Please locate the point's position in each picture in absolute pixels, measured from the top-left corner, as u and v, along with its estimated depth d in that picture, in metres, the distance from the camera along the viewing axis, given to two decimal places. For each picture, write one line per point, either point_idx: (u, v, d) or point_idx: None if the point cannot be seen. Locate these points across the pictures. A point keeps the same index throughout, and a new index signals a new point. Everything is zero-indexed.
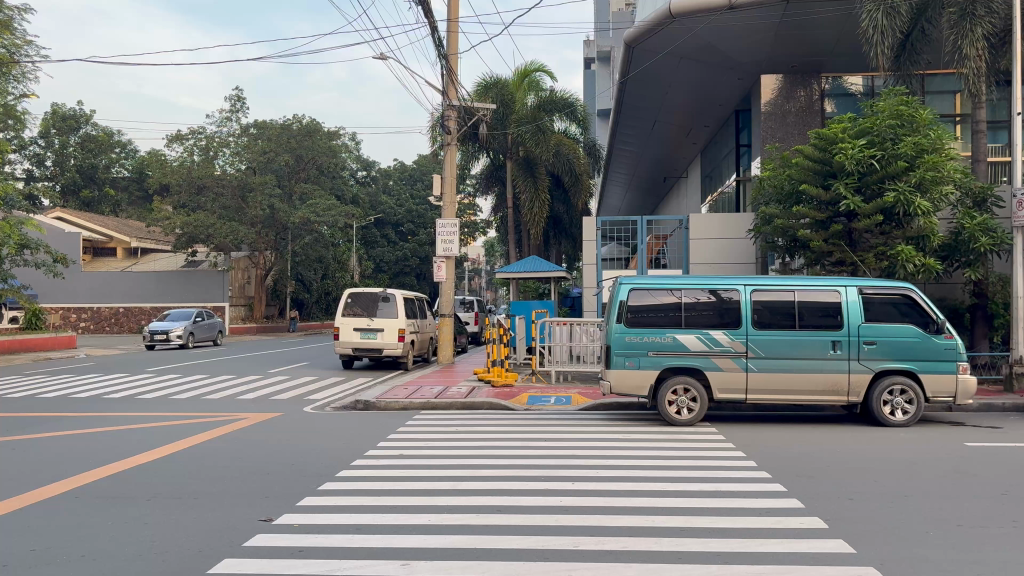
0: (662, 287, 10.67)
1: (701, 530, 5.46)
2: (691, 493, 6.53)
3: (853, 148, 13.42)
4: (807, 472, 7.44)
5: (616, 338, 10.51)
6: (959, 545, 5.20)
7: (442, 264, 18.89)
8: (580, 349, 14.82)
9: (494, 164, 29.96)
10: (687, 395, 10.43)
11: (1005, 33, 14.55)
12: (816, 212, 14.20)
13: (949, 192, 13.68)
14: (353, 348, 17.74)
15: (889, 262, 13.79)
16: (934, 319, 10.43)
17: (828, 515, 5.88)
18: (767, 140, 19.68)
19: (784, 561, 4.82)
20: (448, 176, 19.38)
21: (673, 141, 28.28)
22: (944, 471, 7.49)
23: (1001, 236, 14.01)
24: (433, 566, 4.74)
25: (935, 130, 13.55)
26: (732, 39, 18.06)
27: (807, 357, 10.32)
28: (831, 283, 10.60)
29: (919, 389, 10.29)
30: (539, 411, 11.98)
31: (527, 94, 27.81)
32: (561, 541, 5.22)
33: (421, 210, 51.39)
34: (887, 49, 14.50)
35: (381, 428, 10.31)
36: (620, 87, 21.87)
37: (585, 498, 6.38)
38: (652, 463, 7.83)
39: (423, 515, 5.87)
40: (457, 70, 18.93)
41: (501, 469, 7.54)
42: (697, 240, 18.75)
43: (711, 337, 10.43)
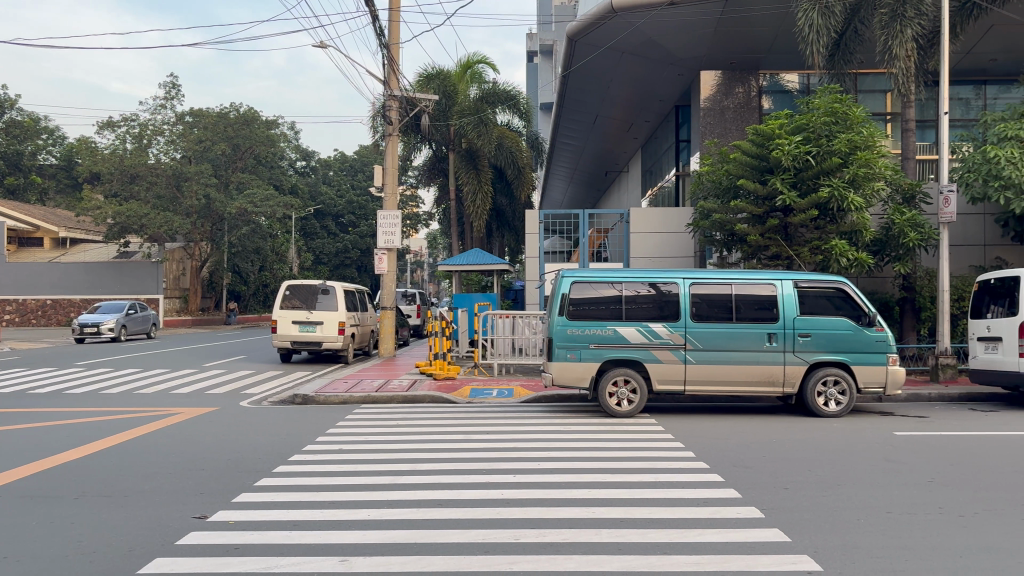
0: (602, 280, 10.73)
1: (641, 522, 5.52)
2: (630, 484, 6.59)
3: (789, 144, 13.67)
4: (743, 462, 7.58)
5: (558, 331, 10.56)
6: (889, 532, 5.36)
7: (383, 256, 18.65)
8: (523, 342, 14.91)
9: (437, 155, 29.81)
10: (627, 387, 10.53)
11: (933, 34, 15.00)
12: (754, 206, 14.39)
13: (880, 188, 14.12)
14: (292, 341, 17.52)
15: (823, 256, 14.17)
16: (866, 311, 10.71)
17: (764, 504, 6.01)
18: (706, 135, 19.98)
19: (721, 551, 4.89)
20: (390, 167, 19.18)
21: (614, 135, 28.52)
22: (875, 460, 7.71)
23: (928, 232, 14.50)
24: (372, 562, 4.69)
25: (868, 129, 13.89)
26: (673, 35, 18.25)
27: (744, 349, 10.51)
28: (767, 277, 10.81)
29: (851, 380, 10.57)
30: (481, 404, 11.98)
31: (470, 85, 27.69)
32: (502, 534, 5.22)
33: (362, 202, 50.69)
34: (822, 48, 14.80)
35: (321, 422, 10.17)
36: (564, 80, 21.97)
37: (526, 490, 6.38)
38: (593, 454, 7.89)
39: (364, 510, 5.82)
40: (398, 59, 18.73)
41: (443, 462, 7.51)
42: (638, 234, 18.93)
43: (650, 329, 10.53)
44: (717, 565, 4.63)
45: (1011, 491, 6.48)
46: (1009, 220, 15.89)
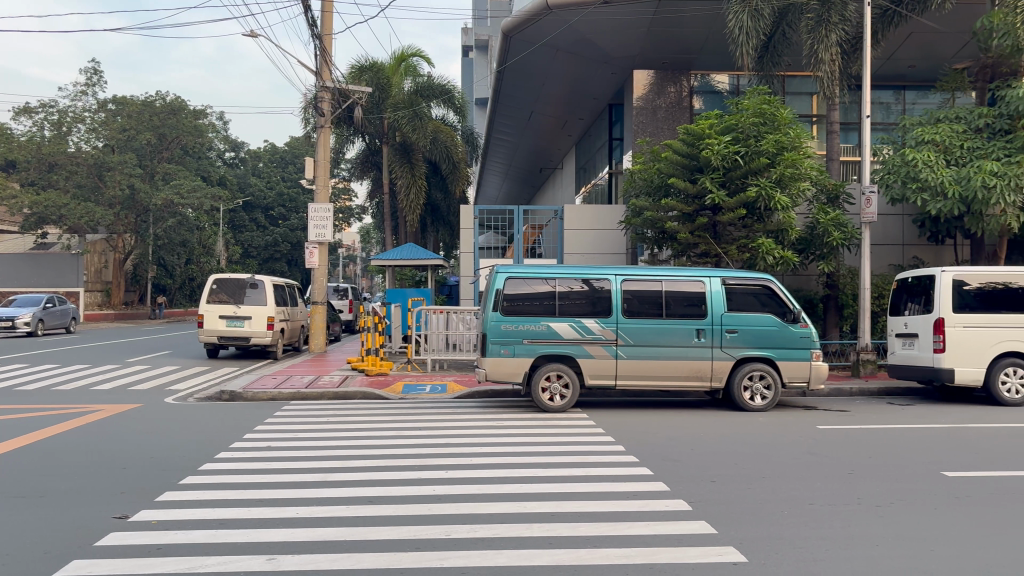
0: (536, 276, 10.77)
1: (572, 515, 5.56)
2: (561, 478, 6.64)
3: (719, 144, 13.91)
4: (672, 456, 7.70)
5: (491, 326, 10.54)
6: (811, 523, 5.50)
7: (314, 250, 18.33)
8: (457, 338, 14.88)
9: (370, 148, 29.50)
10: (560, 382, 10.56)
11: (856, 40, 15.47)
12: (684, 204, 14.61)
13: (805, 188, 14.51)
14: (219, 336, 17.11)
15: (750, 254, 14.52)
16: (791, 309, 11.00)
17: (692, 497, 6.11)
18: (639, 134, 20.21)
19: (650, 544, 4.96)
20: (322, 160, 18.91)
21: (548, 132, 28.65)
22: (798, 453, 7.91)
23: (851, 232, 14.94)
24: (300, 561, 4.62)
25: (794, 130, 14.26)
26: (607, 34, 18.43)
27: (673, 344, 10.68)
28: (696, 274, 11.00)
29: (776, 374, 10.83)
30: (413, 400, 11.91)
31: (404, 78, 27.36)
32: (433, 530, 5.19)
33: (293, 194, 49.79)
34: (751, 50, 15.10)
35: (249, 419, 9.96)
36: (498, 75, 21.98)
37: (458, 486, 6.36)
38: (525, 449, 7.92)
39: (292, 509, 5.71)
40: (331, 50, 18.46)
41: (376, 459, 7.43)
42: (572, 231, 19.06)
43: (583, 325, 10.62)
44: (645, 558, 4.69)
45: (925, 482, 6.73)
46: (926, 221, 16.48)
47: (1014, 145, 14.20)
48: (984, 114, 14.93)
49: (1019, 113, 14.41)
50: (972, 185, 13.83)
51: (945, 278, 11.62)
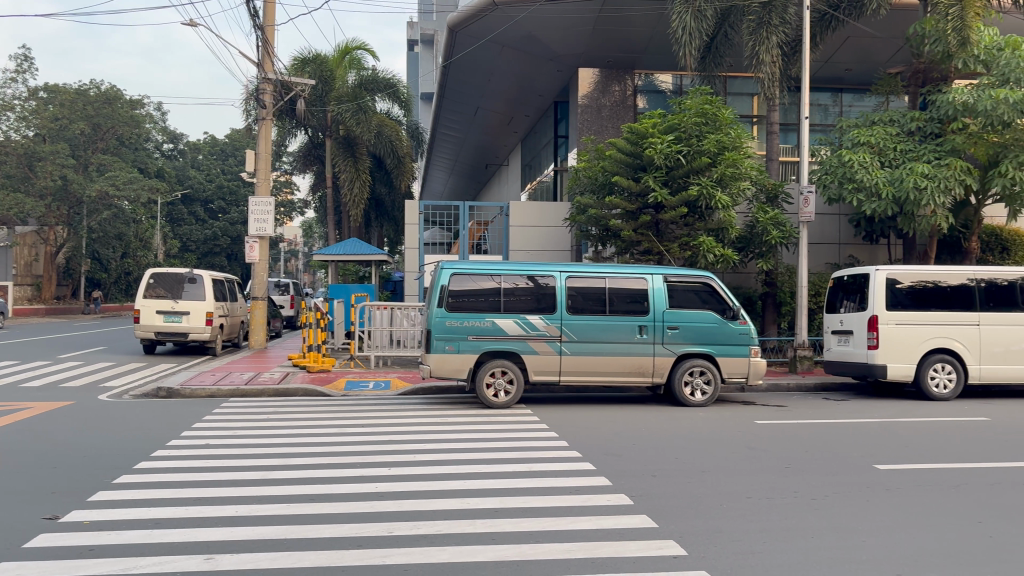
0: (481, 272, 10.72)
1: (515, 511, 5.57)
2: (505, 474, 6.65)
3: (661, 143, 14.08)
4: (614, 451, 7.78)
5: (436, 323, 10.46)
6: (749, 516, 5.61)
7: (254, 245, 18.00)
8: (401, 334, 14.78)
9: (313, 142, 29.11)
10: (504, 377, 10.62)
11: (796, 42, 15.79)
12: (627, 202, 14.74)
13: (745, 188, 14.78)
14: (156, 332, 16.73)
15: (691, 252, 14.75)
16: (731, 305, 11.20)
17: (634, 492, 6.18)
18: (584, 132, 20.33)
19: (592, 538, 5.00)
20: (263, 153, 18.60)
21: (493, 128, 28.63)
22: (738, 448, 8.05)
23: (789, 231, 15.26)
24: (238, 560, 4.54)
25: (735, 129, 14.48)
26: (552, 31, 18.50)
27: (617, 341, 10.78)
28: (639, 271, 11.11)
29: (716, 370, 11.04)
30: (356, 397, 11.81)
31: (348, 72, 26.95)
32: (375, 527, 5.15)
33: (233, 186, 48.84)
34: (694, 50, 15.28)
35: (186, 417, 9.73)
36: (444, 70, 21.88)
37: (401, 483, 6.32)
38: (469, 446, 7.91)
39: (230, 507, 5.60)
40: (273, 42, 18.16)
41: (318, 457, 7.34)
42: (517, 227, 19.07)
43: (528, 321, 10.63)
44: (587, 553, 4.72)
45: (858, 475, 6.92)
46: (860, 221, 16.93)
47: (943, 148, 14.67)
48: (916, 118, 15.38)
49: (948, 117, 14.89)
50: (904, 186, 14.24)
51: (878, 276, 11.93)
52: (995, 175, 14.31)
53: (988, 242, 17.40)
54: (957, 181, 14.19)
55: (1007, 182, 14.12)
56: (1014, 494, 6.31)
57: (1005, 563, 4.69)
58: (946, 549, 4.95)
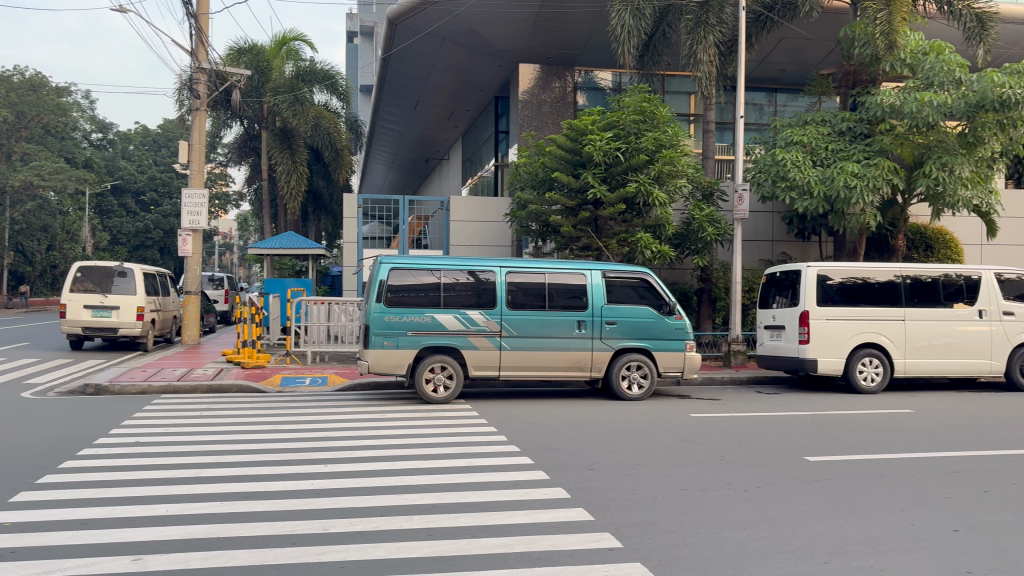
0: (420, 267, 10.63)
1: (453, 506, 5.57)
2: (443, 470, 6.65)
3: (600, 140, 14.21)
4: (551, 445, 7.83)
5: (375, 318, 10.34)
6: (683, 507, 5.71)
7: (188, 238, 17.59)
8: (338, 330, 14.64)
9: (248, 133, 28.62)
10: (444, 373, 10.58)
11: (732, 42, 16.06)
12: (567, 198, 14.85)
13: (682, 185, 15.03)
14: (83, 328, 16.23)
15: (629, 248, 14.92)
16: (667, 301, 11.38)
17: (571, 485, 6.24)
18: (524, 128, 20.39)
19: (529, 532, 5.03)
20: (197, 144, 18.19)
21: (433, 122, 28.51)
22: (673, 441, 8.17)
23: (724, 228, 15.55)
24: (168, 560, 4.44)
25: (672, 128, 14.67)
26: (493, 25, 18.50)
27: (555, 336, 10.86)
28: (578, 266, 11.20)
29: (652, 364, 11.21)
30: (292, 393, 11.65)
31: (285, 62, 26.38)
32: (311, 525, 5.10)
33: (166, 178, 47.65)
34: (632, 48, 15.43)
35: (116, 414, 9.47)
36: (383, 63, 21.68)
37: (338, 480, 6.25)
38: (407, 441, 7.88)
39: (161, 506, 5.48)
40: (207, 30, 17.76)
41: (252, 454, 7.21)
42: (458, 222, 19.02)
43: (467, 316, 10.62)
44: (524, 546, 4.75)
45: (789, 466, 7.10)
46: (792, 218, 17.35)
47: (872, 148, 15.12)
48: (846, 118, 15.81)
49: (877, 118, 15.33)
50: (835, 185, 14.62)
51: (810, 273, 12.24)
52: (920, 176, 14.81)
53: (914, 240, 18.00)
54: (884, 180, 14.65)
55: (931, 182, 14.61)
56: (935, 483, 6.55)
57: (924, 551, 4.87)
58: (869, 537, 5.12)
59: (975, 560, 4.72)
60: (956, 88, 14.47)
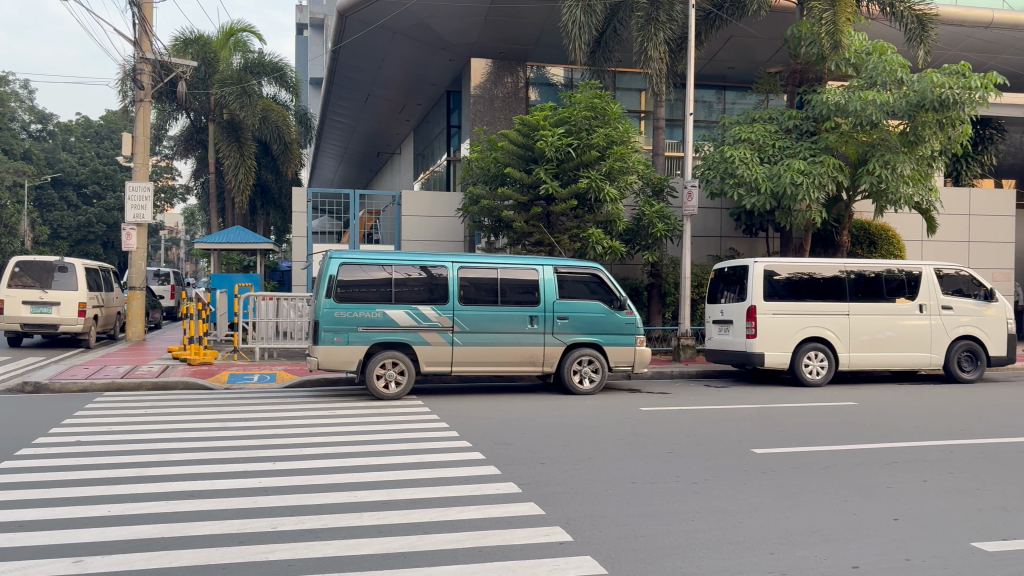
0: (371, 262, 10.53)
1: (403, 503, 5.54)
2: (394, 466, 6.61)
3: (552, 136, 14.21)
4: (503, 440, 7.84)
5: (324, 313, 10.21)
6: (632, 500, 5.77)
7: (132, 232, 17.20)
8: (287, 326, 14.43)
9: (195, 126, 28.06)
10: (395, 369, 10.50)
11: (681, 40, 16.22)
12: (519, 193, 14.85)
13: (632, 181, 15.17)
14: (22, 324, 15.76)
15: (581, 243, 15.02)
16: (618, 296, 11.48)
17: (522, 480, 6.26)
18: (476, 122, 20.37)
19: (479, 527, 5.03)
20: (141, 136, 17.79)
21: (384, 116, 28.30)
22: (623, 434, 8.25)
23: (673, 224, 15.73)
24: (110, 561, 4.34)
25: (622, 124, 14.81)
26: (445, 19, 18.44)
27: (507, 331, 10.88)
28: (529, 262, 11.22)
29: (603, 359, 11.32)
30: (240, 390, 11.47)
31: (233, 54, 26.11)
32: (258, 523, 5.03)
33: (109, 170, 46.44)
34: (583, 44, 15.50)
35: (57, 412, 9.22)
36: (333, 55, 21.43)
37: (287, 477, 6.17)
38: (358, 437, 7.82)
39: (103, 507, 5.35)
40: (151, 20, 17.39)
41: (198, 452, 7.07)
42: (410, 217, 18.91)
43: (419, 312, 10.56)
44: (475, 542, 4.75)
45: (737, 458, 7.21)
46: (740, 215, 17.63)
47: (818, 146, 15.40)
48: (793, 116, 16.09)
49: (822, 116, 15.63)
50: (781, 181, 14.85)
51: (757, 268, 12.42)
52: (864, 173, 15.12)
53: (858, 236, 18.40)
54: (829, 177, 14.96)
55: (875, 179, 14.95)
56: (876, 473, 6.71)
57: (866, 540, 4.99)
58: (814, 527, 5.23)
59: (913, 547, 4.86)
60: (898, 87, 14.83)
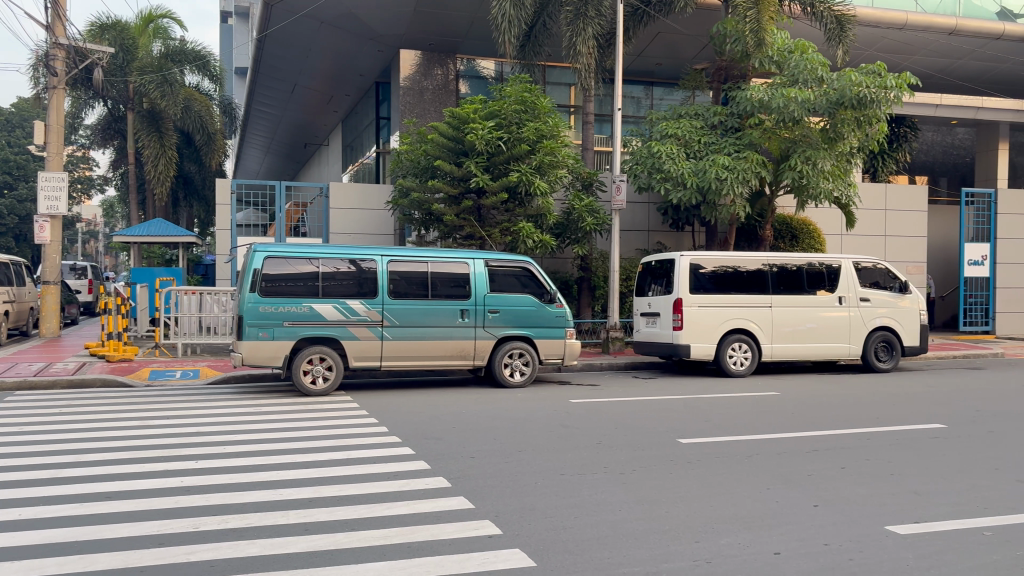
0: (298, 255, 10.32)
1: (330, 500, 5.46)
2: (322, 463, 6.52)
3: (482, 129, 14.21)
4: (433, 434, 7.81)
5: (249, 308, 9.98)
6: (561, 492, 5.81)
7: (45, 224, 16.51)
8: (211, 321, 14.11)
9: (112, 115, 27.11)
10: (323, 364, 10.36)
11: (610, 35, 16.40)
12: (450, 186, 14.82)
13: (562, 175, 15.26)
14: None
15: (512, 237, 15.06)
16: (548, 290, 11.57)
17: (452, 474, 6.25)
18: (406, 115, 20.22)
19: (408, 523, 4.99)
20: (54, 125, 17.10)
21: (312, 106, 27.81)
22: (553, 426, 8.30)
23: (602, 218, 15.88)
24: (21, 568, 4.17)
25: (553, 118, 14.87)
26: (373, 9, 18.22)
27: (437, 325, 10.83)
28: (460, 255, 11.20)
29: (534, 352, 11.38)
30: (161, 387, 11.17)
31: (152, 41, 25.52)
32: (179, 524, 4.90)
33: (21, 160, 44.41)
34: (513, 38, 15.50)
35: None
36: (258, 43, 20.94)
37: (211, 476, 6.02)
38: (284, 435, 7.69)
39: (14, 510, 5.13)
40: (64, 4, 16.73)
41: (117, 452, 6.84)
42: (338, 209, 18.65)
43: (347, 306, 10.42)
44: (404, 538, 4.71)
45: (663, 448, 7.33)
46: (667, 209, 17.94)
47: (742, 142, 15.75)
48: (718, 112, 16.40)
49: (746, 113, 15.99)
50: (707, 176, 15.15)
51: (684, 261, 12.66)
52: (786, 168, 15.52)
53: (780, 230, 18.92)
54: (753, 173, 15.30)
55: (797, 175, 15.35)
56: (798, 460, 6.92)
57: (788, 526, 5.12)
58: (738, 515, 5.35)
59: (832, 532, 5.01)
60: (818, 86, 15.24)
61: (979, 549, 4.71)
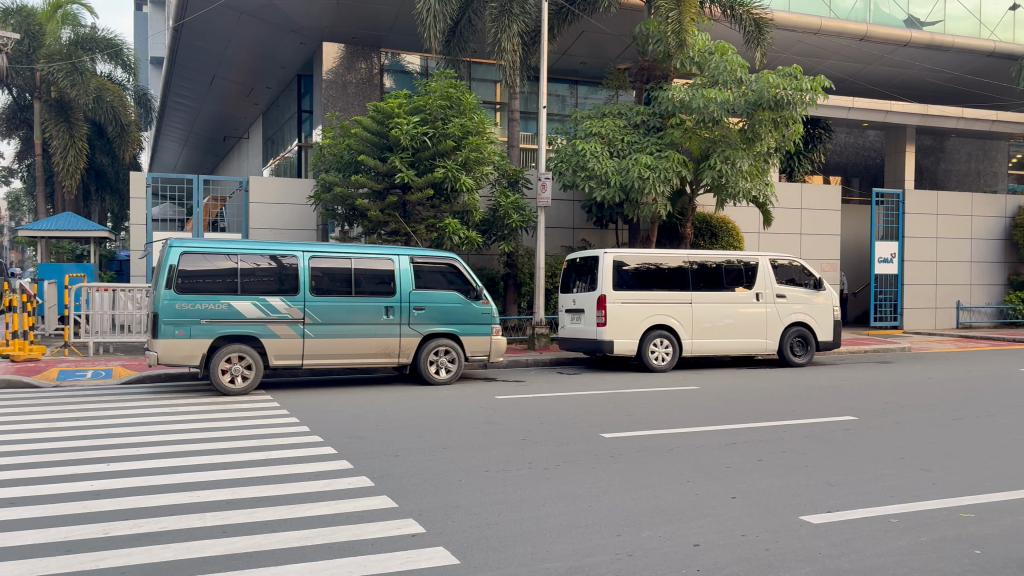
0: (216, 252, 10.06)
1: (249, 502, 5.35)
2: (241, 463, 6.37)
3: (407, 124, 14.07)
4: (357, 433, 7.72)
5: (164, 305, 9.68)
6: (486, 489, 5.81)
7: None
8: (125, 319, 13.66)
9: (18, 104, 25.96)
10: (242, 363, 10.12)
11: (535, 33, 16.48)
12: (374, 181, 14.67)
13: (488, 172, 15.23)
14: None
15: (437, 233, 14.98)
16: (474, 286, 11.57)
17: (375, 473, 6.19)
18: (329, 108, 19.91)
19: (329, 523, 4.92)
20: None
21: (231, 98, 27.14)
22: (478, 423, 8.30)
23: (528, 215, 15.96)
24: None
25: (478, 115, 14.85)
26: (296, 2, 17.93)
27: (362, 322, 10.71)
28: (385, 252, 11.09)
29: (460, 349, 11.35)
30: (70, 388, 10.76)
31: (61, 26, 24.65)
32: (89, 530, 4.72)
33: None
34: (439, 33, 15.38)
35: None
36: (175, 32, 20.37)
37: (124, 479, 5.81)
38: (202, 435, 7.48)
39: None
40: None
41: (20, 455, 6.53)
42: (260, 204, 18.26)
43: (267, 303, 10.21)
44: (324, 539, 4.64)
45: (587, 443, 7.40)
46: (592, 208, 18.14)
47: (663, 141, 16.04)
48: (641, 112, 16.66)
49: (668, 113, 16.30)
50: (630, 175, 15.36)
51: (607, 259, 12.81)
52: (705, 167, 15.84)
53: (700, 228, 19.30)
54: (674, 171, 15.54)
55: (716, 174, 15.69)
56: (716, 454, 7.07)
57: (706, 518, 5.23)
58: (659, 508, 5.43)
59: (748, 523, 5.14)
60: (737, 86, 15.57)
61: (888, 536, 4.89)
